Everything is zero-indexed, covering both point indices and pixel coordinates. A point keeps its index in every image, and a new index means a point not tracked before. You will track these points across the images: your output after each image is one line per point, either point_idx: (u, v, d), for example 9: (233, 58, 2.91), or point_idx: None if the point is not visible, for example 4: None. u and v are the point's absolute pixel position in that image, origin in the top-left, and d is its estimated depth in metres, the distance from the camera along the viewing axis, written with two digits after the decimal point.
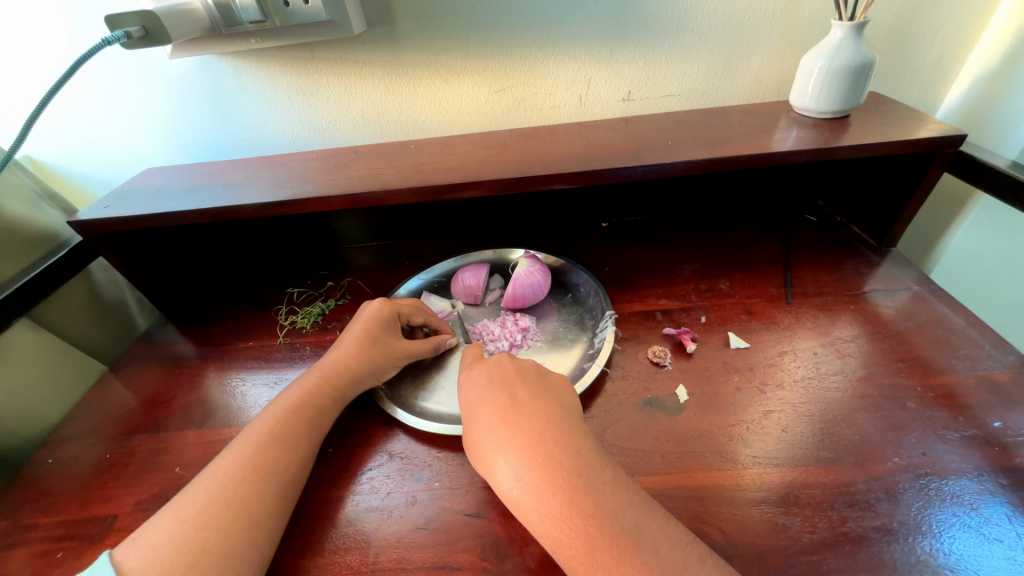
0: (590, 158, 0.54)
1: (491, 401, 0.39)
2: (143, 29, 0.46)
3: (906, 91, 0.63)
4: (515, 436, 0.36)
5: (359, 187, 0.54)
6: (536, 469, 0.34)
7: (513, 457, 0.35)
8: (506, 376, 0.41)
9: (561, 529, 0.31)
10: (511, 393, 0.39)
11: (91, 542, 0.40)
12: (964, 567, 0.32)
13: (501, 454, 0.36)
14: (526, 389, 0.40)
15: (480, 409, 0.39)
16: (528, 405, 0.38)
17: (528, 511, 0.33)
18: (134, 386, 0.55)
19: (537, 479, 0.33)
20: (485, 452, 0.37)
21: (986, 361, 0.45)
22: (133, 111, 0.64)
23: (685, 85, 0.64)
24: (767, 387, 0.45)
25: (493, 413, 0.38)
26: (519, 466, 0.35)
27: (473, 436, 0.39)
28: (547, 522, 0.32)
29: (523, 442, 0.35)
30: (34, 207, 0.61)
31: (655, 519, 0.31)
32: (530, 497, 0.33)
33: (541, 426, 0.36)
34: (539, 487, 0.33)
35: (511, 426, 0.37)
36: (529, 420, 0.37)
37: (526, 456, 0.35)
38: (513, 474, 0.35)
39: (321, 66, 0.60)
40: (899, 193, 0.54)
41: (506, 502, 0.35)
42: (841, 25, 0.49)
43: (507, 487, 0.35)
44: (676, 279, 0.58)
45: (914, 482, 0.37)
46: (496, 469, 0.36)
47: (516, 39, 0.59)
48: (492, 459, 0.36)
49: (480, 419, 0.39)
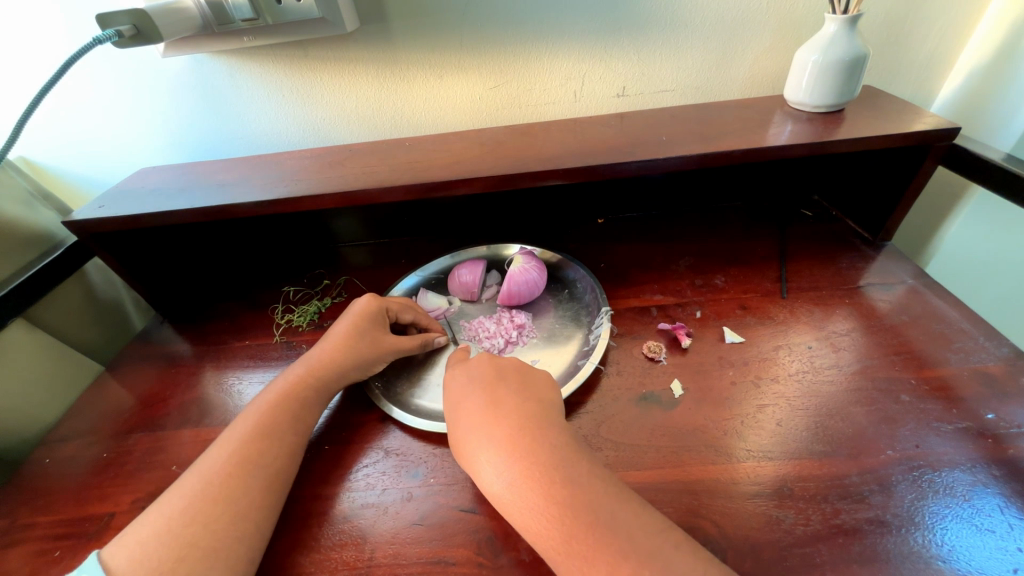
0: (585, 154, 0.54)
1: (474, 398, 0.40)
2: (134, 28, 0.46)
3: (901, 84, 0.63)
4: (495, 431, 0.36)
5: (353, 185, 0.54)
6: (517, 464, 0.34)
7: (495, 453, 0.35)
8: (487, 372, 0.41)
9: (542, 523, 0.32)
10: (493, 390, 0.40)
11: (89, 540, 0.40)
12: (957, 558, 0.32)
13: (483, 451, 0.36)
14: (508, 387, 0.40)
15: (463, 407, 0.40)
16: (511, 403, 0.38)
17: (509, 504, 0.33)
18: (131, 385, 0.55)
19: (517, 474, 0.34)
20: (468, 447, 0.37)
21: (980, 353, 0.45)
22: (128, 111, 0.64)
23: (680, 81, 0.63)
24: (762, 381, 0.45)
25: (476, 410, 0.38)
26: (501, 461, 0.35)
27: (456, 433, 0.39)
28: (528, 514, 0.32)
29: (503, 438, 0.36)
30: (27, 207, 0.61)
31: (646, 514, 0.32)
32: (511, 491, 0.34)
33: (522, 422, 0.36)
34: (519, 481, 0.33)
35: (492, 421, 0.37)
36: (510, 416, 0.37)
37: (507, 450, 0.35)
38: (495, 469, 0.35)
39: (314, 64, 0.60)
40: (894, 187, 0.54)
41: (489, 497, 0.35)
42: (835, 18, 0.49)
43: (490, 483, 0.35)
44: (671, 275, 0.58)
45: (908, 474, 0.37)
46: (478, 465, 0.36)
47: (510, 36, 0.59)
48: (475, 455, 0.37)
49: (462, 417, 0.39)
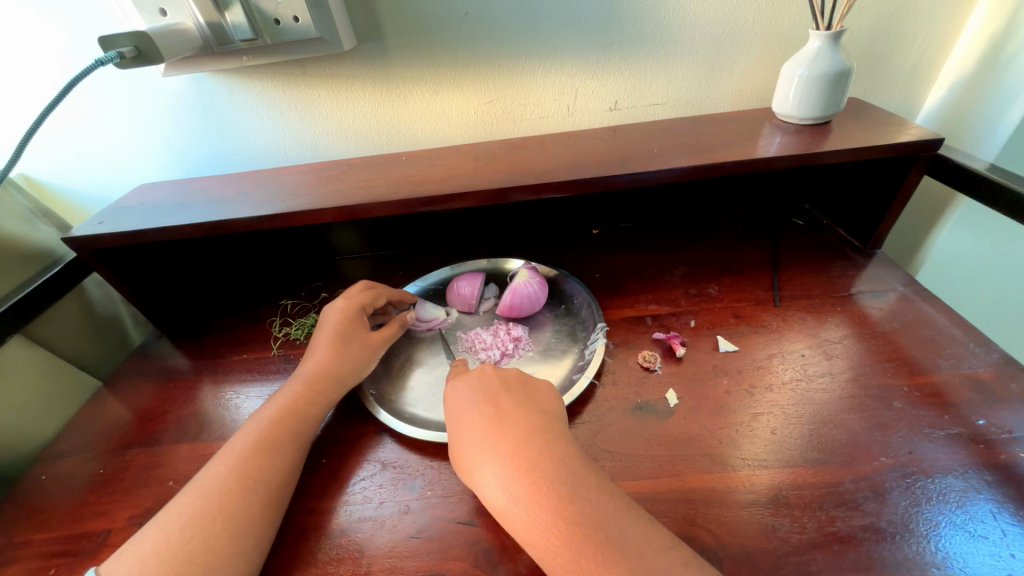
0: (579, 166, 0.55)
1: (476, 410, 0.40)
2: (136, 49, 0.48)
3: (887, 96, 0.65)
4: (499, 445, 0.37)
5: (350, 199, 0.54)
6: (522, 478, 0.34)
7: (499, 468, 0.35)
8: (490, 384, 0.42)
9: (546, 537, 0.32)
10: (496, 402, 0.40)
11: (84, 558, 0.40)
12: (952, 565, 0.33)
13: (487, 464, 0.36)
14: (511, 399, 0.40)
15: (466, 419, 0.40)
16: (514, 415, 0.38)
17: (513, 519, 0.34)
18: (129, 400, 0.55)
19: (522, 489, 0.34)
20: (471, 461, 0.37)
21: (970, 359, 0.46)
22: (127, 128, 0.65)
23: (670, 95, 0.65)
24: (756, 390, 0.45)
25: (478, 423, 0.39)
26: (506, 475, 0.35)
27: (459, 446, 0.39)
28: (532, 529, 0.32)
29: (507, 451, 0.36)
30: (28, 224, 0.62)
31: (647, 528, 0.32)
32: (515, 506, 0.34)
33: (526, 435, 0.37)
34: (524, 496, 0.34)
35: (496, 435, 0.37)
36: (515, 429, 0.37)
37: (512, 465, 0.35)
38: (499, 483, 0.35)
39: (312, 81, 0.61)
40: (882, 196, 0.55)
41: (491, 510, 0.35)
42: (819, 34, 0.51)
43: (492, 496, 0.35)
44: (666, 285, 0.59)
45: (901, 480, 0.37)
46: (481, 479, 0.36)
47: (503, 52, 0.60)
48: (477, 469, 0.37)
49: (465, 430, 0.39)
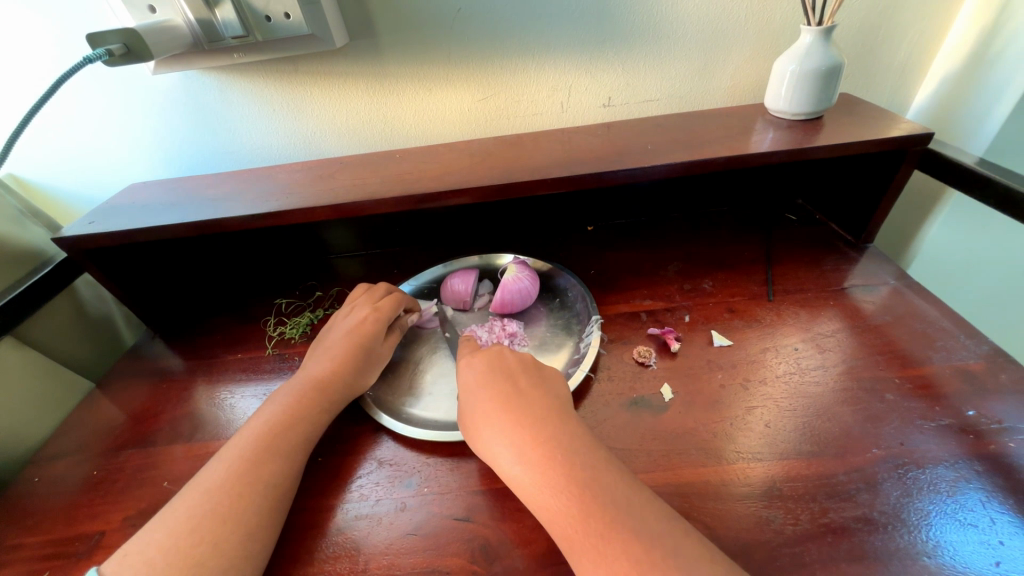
0: (573, 163, 0.55)
1: (491, 386, 0.40)
2: (124, 46, 0.47)
3: (878, 91, 0.65)
4: (516, 420, 0.37)
5: (343, 197, 0.54)
6: (538, 446, 0.35)
7: (514, 435, 0.36)
8: (504, 370, 0.42)
9: (559, 502, 0.32)
10: (513, 380, 0.40)
11: (79, 560, 0.40)
12: (943, 553, 0.33)
13: (502, 433, 0.37)
14: (527, 379, 0.41)
15: (481, 394, 0.40)
16: (528, 394, 0.39)
17: (527, 485, 0.34)
18: (122, 402, 0.55)
19: (538, 454, 0.35)
20: (487, 431, 0.38)
21: (961, 352, 0.46)
22: (117, 126, 0.64)
23: (664, 90, 0.65)
24: (750, 383, 0.46)
25: (494, 397, 0.39)
26: (521, 443, 0.36)
27: (473, 418, 0.39)
28: (546, 492, 0.33)
29: (523, 423, 0.37)
30: (16, 224, 0.61)
31: (651, 508, 0.32)
32: (530, 472, 0.34)
33: (541, 414, 0.37)
34: (540, 462, 0.34)
35: (512, 411, 0.38)
36: (531, 404, 0.38)
37: (529, 436, 0.36)
38: (515, 451, 0.36)
39: (305, 79, 0.61)
40: (874, 190, 0.56)
41: (505, 478, 0.36)
42: (810, 30, 0.51)
43: (507, 464, 0.36)
44: (661, 280, 0.59)
45: (894, 471, 0.38)
46: (496, 449, 0.37)
47: (497, 49, 0.60)
48: (492, 439, 0.37)
49: (480, 404, 0.40)
